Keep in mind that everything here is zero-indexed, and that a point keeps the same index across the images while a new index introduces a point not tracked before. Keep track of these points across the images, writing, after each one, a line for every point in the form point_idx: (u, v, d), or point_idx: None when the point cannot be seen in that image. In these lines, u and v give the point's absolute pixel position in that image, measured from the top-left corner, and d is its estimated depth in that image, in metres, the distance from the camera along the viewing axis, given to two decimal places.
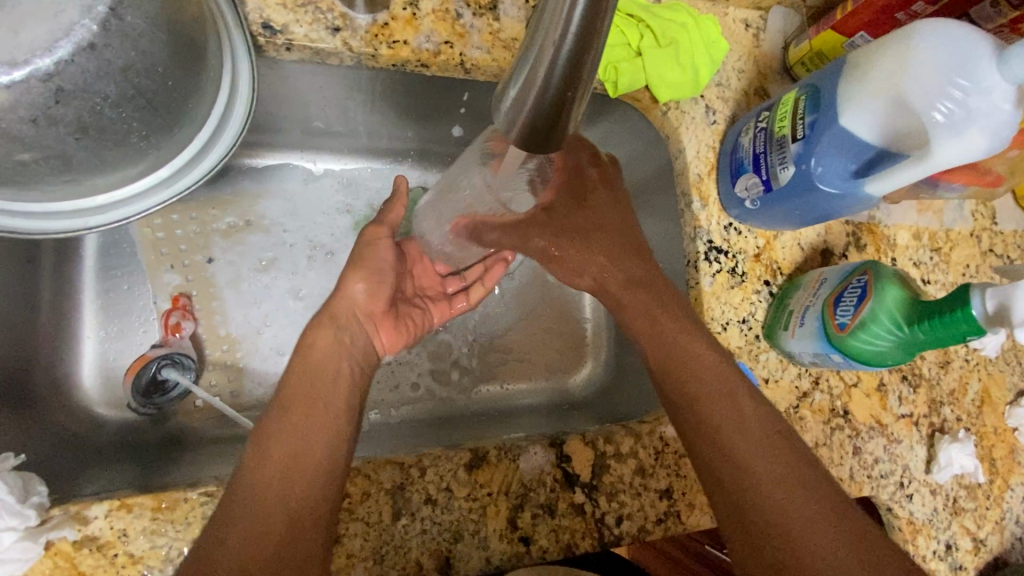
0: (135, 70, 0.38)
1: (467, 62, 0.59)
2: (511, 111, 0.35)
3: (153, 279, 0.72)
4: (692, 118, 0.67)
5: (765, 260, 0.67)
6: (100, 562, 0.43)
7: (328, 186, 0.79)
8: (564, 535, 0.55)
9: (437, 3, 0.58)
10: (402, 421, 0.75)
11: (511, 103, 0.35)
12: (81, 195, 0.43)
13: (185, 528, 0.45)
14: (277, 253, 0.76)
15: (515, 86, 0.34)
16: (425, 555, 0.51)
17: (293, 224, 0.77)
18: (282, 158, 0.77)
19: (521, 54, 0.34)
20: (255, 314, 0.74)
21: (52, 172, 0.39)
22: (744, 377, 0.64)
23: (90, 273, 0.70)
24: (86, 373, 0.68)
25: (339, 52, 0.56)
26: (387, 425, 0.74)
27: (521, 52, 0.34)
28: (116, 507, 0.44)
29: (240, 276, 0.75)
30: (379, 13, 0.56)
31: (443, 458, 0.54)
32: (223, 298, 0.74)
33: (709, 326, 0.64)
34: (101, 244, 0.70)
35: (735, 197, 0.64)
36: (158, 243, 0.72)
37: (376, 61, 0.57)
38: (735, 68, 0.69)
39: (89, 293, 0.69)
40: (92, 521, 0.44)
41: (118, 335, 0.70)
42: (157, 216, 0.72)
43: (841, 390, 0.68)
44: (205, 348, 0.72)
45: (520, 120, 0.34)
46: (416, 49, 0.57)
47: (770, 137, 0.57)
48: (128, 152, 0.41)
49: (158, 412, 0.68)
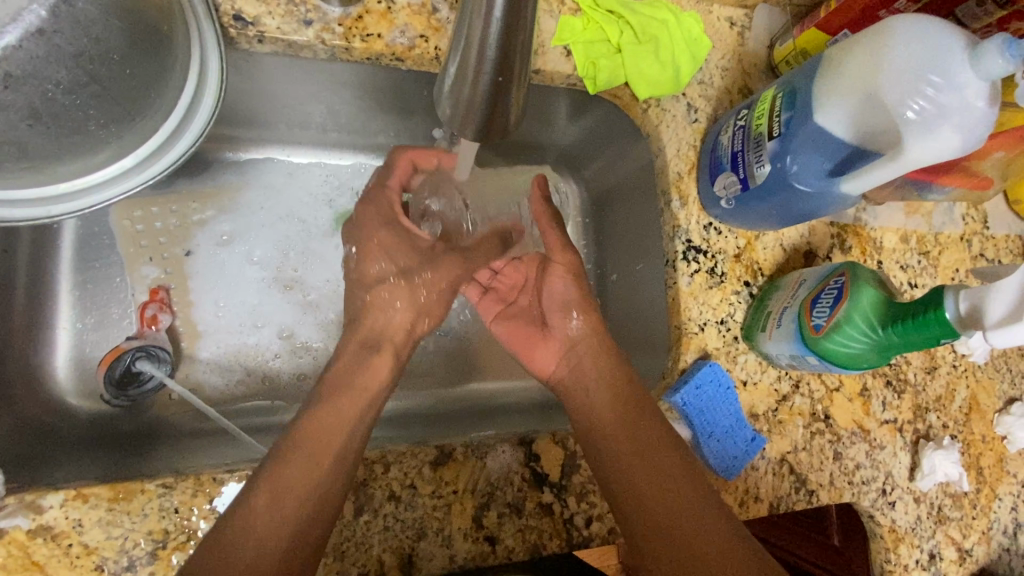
0: (88, 57, 0.39)
1: (443, 56, 0.58)
2: (454, 98, 0.38)
3: (131, 272, 0.72)
4: (673, 116, 0.66)
5: (745, 260, 0.66)
6: (53, 552, 0.43)
7: (309, 180, 0.79)
8: (531, 535, 0.54)
9: None
10: None
11: (450, 91, 0.38)
12: (43, 183, 0.42)
13: (141, 520, 0.45)
14: (258, 245, 0.76)
15: (451, 74, 0.37)
16: (387, 552, 0.50)
17: (273, 219, 0.77)
18: (264, 152, 0.77)
19: (453, 43, 0.37)
20: (233, 306, 0.74)
21: (9, 159, 0.39)
22: (719, 378, 0.62)
23: (67, 264, 0.70)
24: (62, 364, 0.68)
25: (313, 44, 0.56)
26: None
27: (456, 46, 0.37)
28: (72, 497, 0.44)
29: (218, 268, 0.75)
30: (353, 7, 0.56)
31: (408, 454, 0.53)
32: (200, 291, 0.74)
33: (685, 326, 0.63)
34: (79, 236, 0.70)
35: (714, 196, 0.63)
36: (137, 236, 0.73)
37: (350, 55, 0.57)
38: (719, 66, 0.69)
39: (67, 285, 0.69)
40: (47, 511, 0.44)
41: (94, 327, 0.70)
42: (137, 208, 0.73)
43: (822, 394, 0.67)
44: (181, 341, 0.72)
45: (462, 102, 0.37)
46: (390, 43, 0.57)
47: (748, 134, 0.57)
48: (83, 141, 0.41)
49: (132, 405, 0.68)
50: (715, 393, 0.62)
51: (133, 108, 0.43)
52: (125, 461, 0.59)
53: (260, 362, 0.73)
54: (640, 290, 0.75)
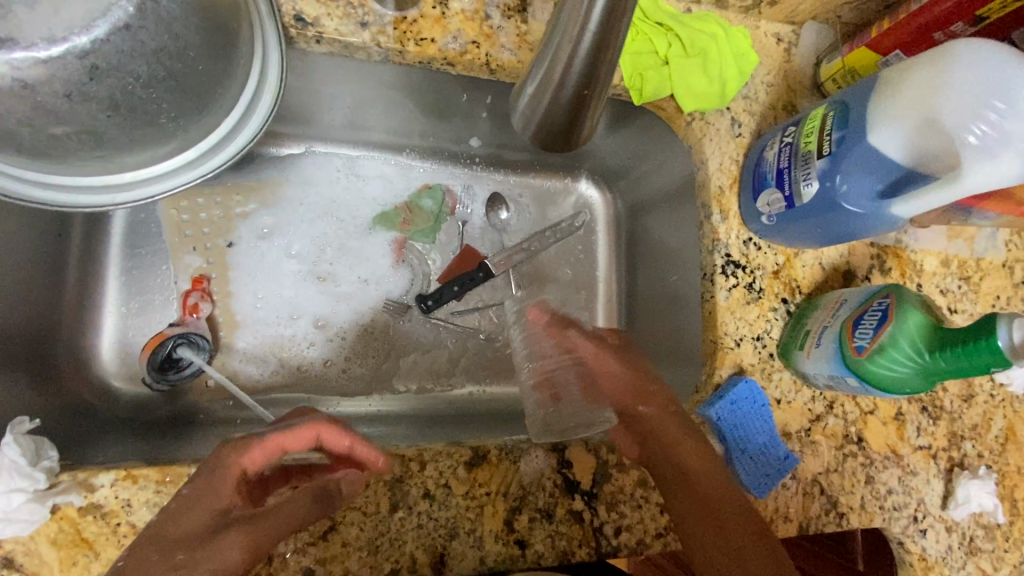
0: (167, 53, 0.40)
1: (493, 63, 0.59)
2: (534, 101, 0.46)
3: (175, 260, 0.74)
4: (717, 129, 0.66)
5: (784, 278, 0.66)
6: (104, 530, 0.45)
7: (350, 177, 0.81)
8: (561, 541, 0.54)
9: (467, 5, 0.59)
10: (390, 415, 0.77)
11: (529, 100, 0.47)
12: (108, 172, 0.44)
13: None
14: (297, 236, 0.78)
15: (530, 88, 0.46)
16: (419, 549, 0.51)
17: (313, 211, 0.79)
18: (307, 147, 0.79)
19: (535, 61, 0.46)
20: (272, 298, 0.76)
21: (83, 148, 0.41)
22: (755, 395, 0.62)
23: (117, 250, 0.72)
24: (105, 348, 0.70)
25: (368, 46, 0.57)
26: (368, 419, 0.76)
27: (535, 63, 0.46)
28: (122, 477, 0.46)
29: (262, 259, 0.76)
30: (408, 10, 0.57)
31: (444, 454, 0.53)
32: (240, 280, 0.75)
33: (721, 341, 0.63)
34: (128, 223, 0.73)
35: (756, 211, 0.63)
36: (182, 225, 0.74)
37: (403, 57, 0.58)
38: (765, 81, 0.69)
39: (115, 270, 0.71)
40: (98, 489, 0.45)
41: (137, 312, 0.72)
42: (183, 198, 0.75)
43: (856, 416, 0.66)
44: (220, 330, 0.74)
45: (540, 111, 0.46)
46: (443, 48, 0.58)
47: (795, 152, 0.57)
48: (151, 142, 0.43)
49: (172, 389, 0.70)
50: (750, 410, 0.62)
51: (202, 112, 0.45)
52: (164, 447, 0.61)
53: (299, 353, 0.76)
54: (672, 304, 0.75)
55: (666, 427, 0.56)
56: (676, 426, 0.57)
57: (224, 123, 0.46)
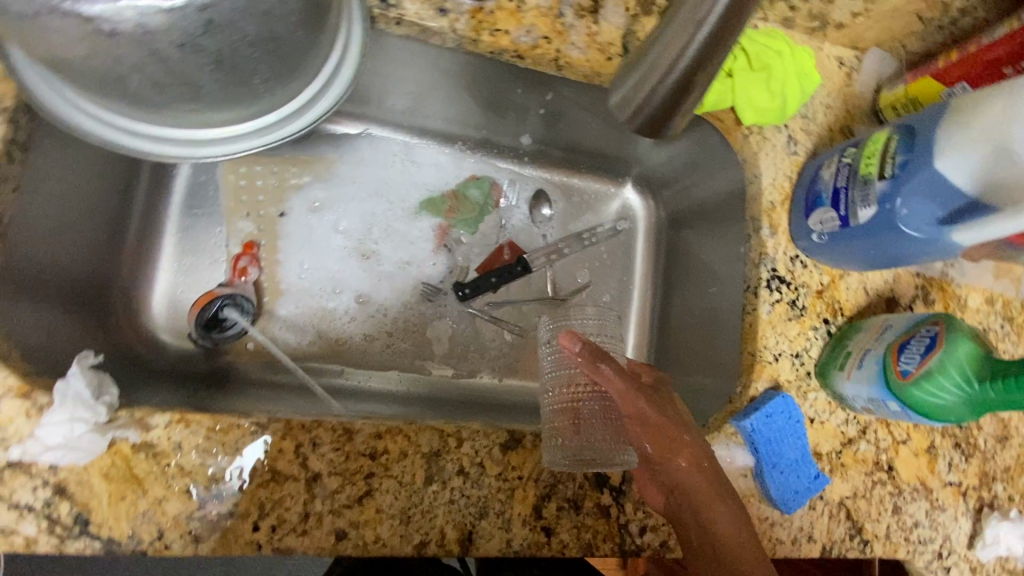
0: (274, 15, 0.42)
1: (563, 59, 0.61)
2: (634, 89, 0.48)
3: (228, 223, 0.76)
4: (773, 145, 0.67)
5: (827, 298, 0.66)
6: (153, 468, 0.46)
7: (402, 160, 0.83)
8: (586, 533, 0.55)
9: (542, 1, 0.60)
10: (419, 396, 0.78)
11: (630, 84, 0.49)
12: (194, 126, 0.44)
13: (234, 452, 0.48)
14: (346, 213, 0.80)
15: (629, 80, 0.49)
16: (449, 525, 0.51)
17: (364, 190, 0.81)
18: (364, 128, 0.81)
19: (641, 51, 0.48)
20: (317, 271, 0.78)
21: (181, 98, 0.42)
22: (790, 411, 0.61)
23: (175, 209, 0.74)
24: (154, 301, 0.72)
25: (444, 32, 0.59)
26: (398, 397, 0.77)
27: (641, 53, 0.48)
28: (175, 420, 0.47)
29: (311, 231, 0.78)
30: (486, 1, 0.59)
31: (480, 433, 0.54)
32: (288, 249, 0.77)
33: (760, 354, 0.63)
34: (188, 184, 0.75)
35: (806, 228, 0.63)
36: (238, 191, 0.77)
37: (475, 46, 0.60)
38: (824, 102, 0.69)
39: (170, 227, 0.74)
40: (153, 429, 0.47)
41: (187, 271, 0.74)
42: (242, 165, 0.77)
43: (888, 444, 0.66)
44: (264, 296, 0.75)
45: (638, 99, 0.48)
46: (515, 40, 0.60)
47: (855, 173, 0.57)
48: (241, 105, 0.45)
49: (213, 347, 0.72)
50: (784, 425, 0.61)
51: (293, 84, 0.47)
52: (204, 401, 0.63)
53: (337, 326, 0.77)
54: (708, 314, 0.75)
55: (695, 493, 0.50)
56: (711, 489, 0.50)
57: (308, 97, 0.48)
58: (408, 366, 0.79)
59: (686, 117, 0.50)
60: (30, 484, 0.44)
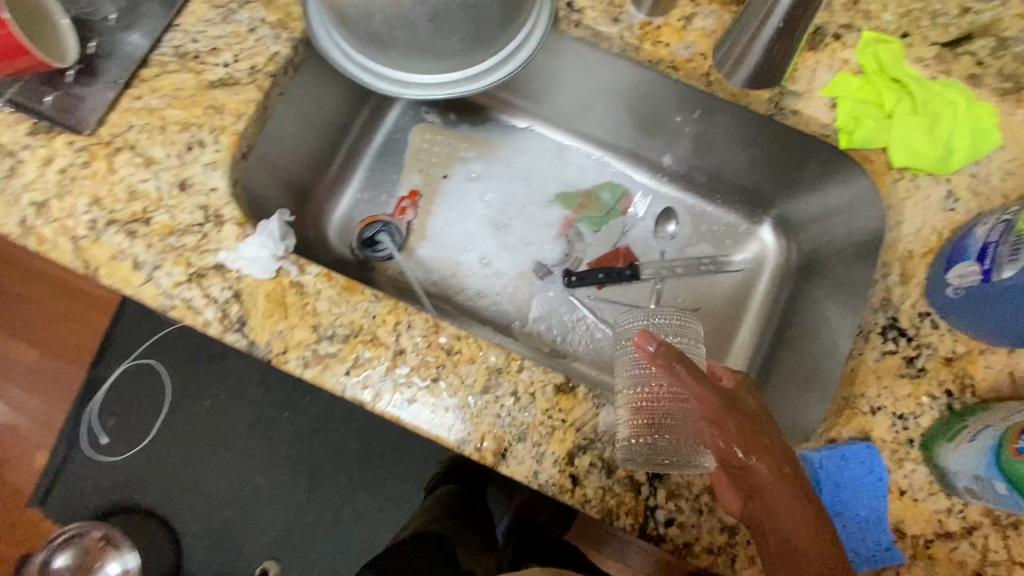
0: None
1: (712, 76, 0.67)
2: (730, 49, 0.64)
3: (405, 172, 0.93)
4: (926, 197, 0.63)
5: (957, 368, 0.59)
6: (296, 302, 0.59)
7: (554, 155, 0.94)
8: (610, 499, 0.56)
9: (708, 24, 0.68)
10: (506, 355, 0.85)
11: (727, 50, 0.65)
12: (402, 71, 0.59)
13: (351, 310, 0.59)
14: (495, 186, 0.93)
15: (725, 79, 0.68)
16: (489, 435, 0.57)
17: (515, 171, 0.93)
18: (531, 122, 0.94)
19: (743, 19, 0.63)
20: (458, 226, 0.91)
21: (400, 44, 0.57)
22: (873, 465, 0.57)
23: (373, 151, 0.93)
24: (335, 215, 0.91)
25: (613, 37, 0.68)
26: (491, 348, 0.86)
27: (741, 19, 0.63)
28: (323, 275, 0.60)
29: (463, 193, 0.93)
30: (657, 17, 0.68)
31: (542, 370, 0.59)
32: (441, 203, 0.92)
33: (854, 400, 0.59)
34: (388, 135, 0.94)
35: (944, 283, 0.58)
36: (420, 149, 0.94)
37: (637, 54, 0.69)
38: (1008, 166, 0.63)
39: (365, 164, 0.93)
40: (307, 275, 0.60)
41: (366, 200, 0.92)
42: (430, 130, 0.95)
43: (1004, 563, 0.54)
44: (411, 235, 0.91)
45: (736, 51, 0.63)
46: (673, 52, 0.67)
47: (1010, 228, 0.52)
48: (440, 59, 0.58)
49: (363, 261, 0.89)
50: (861, 476, 0.57)
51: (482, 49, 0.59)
52: None
53: (460, 275, 0.89)
54: (816, 360, 0.72)
55: (777, 495, 0.50)
56: (794, 496, 0.50)
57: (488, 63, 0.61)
58: (506, 327, 0.87)
59: (773, 66, 0.63)
60: (220, 284, 0.59)
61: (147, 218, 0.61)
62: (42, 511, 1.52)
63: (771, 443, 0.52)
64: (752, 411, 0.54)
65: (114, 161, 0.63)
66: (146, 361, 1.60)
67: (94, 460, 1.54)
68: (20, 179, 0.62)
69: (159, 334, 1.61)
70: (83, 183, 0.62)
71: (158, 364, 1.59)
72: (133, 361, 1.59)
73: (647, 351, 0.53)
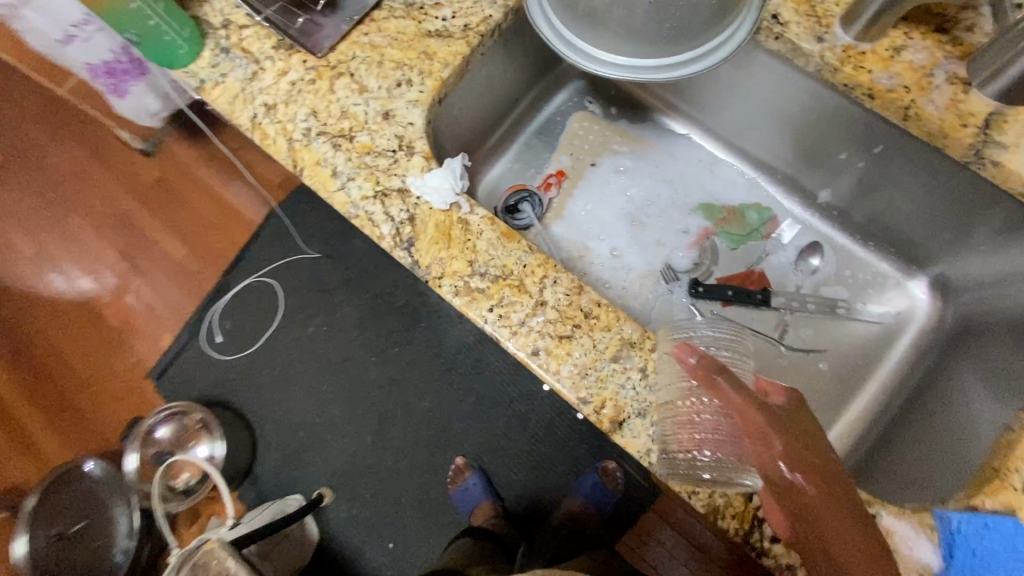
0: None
1: (914, 109, 0.68)
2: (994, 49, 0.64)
3: (557, 152, 0.97)
4: None
5: None
6: (461, 236, 0.65)
7: (705, 165, 0.95)
8: (719, 498, 0.56)
9: (920, 58, 0.69)
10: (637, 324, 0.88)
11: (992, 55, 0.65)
12: (603, 47, 0.63)
13: (507, 255, 0.64)
14: (641, 182, 0.95)
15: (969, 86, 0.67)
16: (610, 403, 0.58)
17: (664, 173, 0.95)
18: (690, 129, 0.96)
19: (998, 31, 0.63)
20: (597, 213, 0.94)
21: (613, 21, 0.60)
22: (1015, 540, 0.57)
23: (533, 127, 0.97)
24: (486, 179, 0.95)
25: (813, 56, 0.70)
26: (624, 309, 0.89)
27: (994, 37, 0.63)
28: (486, 217, 0.65)
29: (608, 181, 0.95)
30: (866, 43, 0.69)
31: None
32: (585, 188, 0.95)
33: (1007, 472, 0.58)
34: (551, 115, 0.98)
35: None
36: (576, 133, 0.97)
37: (835, 75, 0.70)
38: None
39: (522, 138, 0.97)
40: (473, 215, 0.65)
41: (516, 171, 0.96)
42: (590, 118, 0.98)
43: None
44: (549, 213, 0.94)
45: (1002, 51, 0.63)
46: (875, 80, 0.69)
47: None
48: (649, 45, 0.62)
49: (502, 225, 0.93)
50: (998, 545, 0.57)
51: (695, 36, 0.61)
52: None
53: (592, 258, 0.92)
54: (962, 421, 0.71)
55: (828, 516, 0.51)
56: (842, 519, 0.51)
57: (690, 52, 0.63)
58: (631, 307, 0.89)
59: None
60: (399, 206, 0.66)
61: (351, 136, 0.69)
62: (157, 388, 1.72)
63: (815, 461, 0.53)
64: (798, 429, 0.55)
65: (335, 83, 0.71)
66: (269, 281, 1.77)
67: (204, 355, 1.72)
68: (259, 83, 0.72)
69: (285, 260, 1.77)
70: (307, 96, 0.71)
71: (276, 286, 1.76)
72: (257, 278, 1.77)
73: (689, 362, 0.55)
